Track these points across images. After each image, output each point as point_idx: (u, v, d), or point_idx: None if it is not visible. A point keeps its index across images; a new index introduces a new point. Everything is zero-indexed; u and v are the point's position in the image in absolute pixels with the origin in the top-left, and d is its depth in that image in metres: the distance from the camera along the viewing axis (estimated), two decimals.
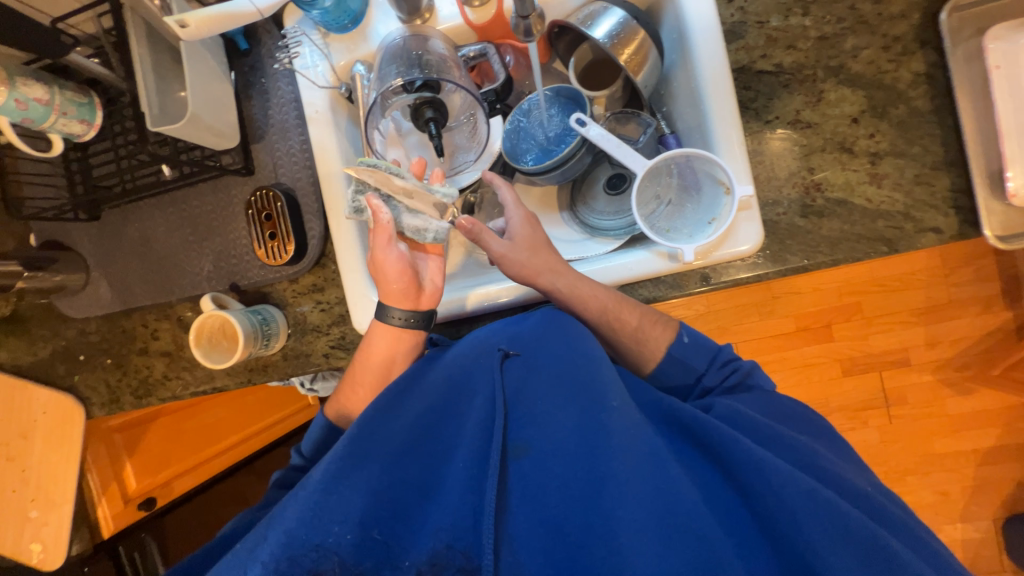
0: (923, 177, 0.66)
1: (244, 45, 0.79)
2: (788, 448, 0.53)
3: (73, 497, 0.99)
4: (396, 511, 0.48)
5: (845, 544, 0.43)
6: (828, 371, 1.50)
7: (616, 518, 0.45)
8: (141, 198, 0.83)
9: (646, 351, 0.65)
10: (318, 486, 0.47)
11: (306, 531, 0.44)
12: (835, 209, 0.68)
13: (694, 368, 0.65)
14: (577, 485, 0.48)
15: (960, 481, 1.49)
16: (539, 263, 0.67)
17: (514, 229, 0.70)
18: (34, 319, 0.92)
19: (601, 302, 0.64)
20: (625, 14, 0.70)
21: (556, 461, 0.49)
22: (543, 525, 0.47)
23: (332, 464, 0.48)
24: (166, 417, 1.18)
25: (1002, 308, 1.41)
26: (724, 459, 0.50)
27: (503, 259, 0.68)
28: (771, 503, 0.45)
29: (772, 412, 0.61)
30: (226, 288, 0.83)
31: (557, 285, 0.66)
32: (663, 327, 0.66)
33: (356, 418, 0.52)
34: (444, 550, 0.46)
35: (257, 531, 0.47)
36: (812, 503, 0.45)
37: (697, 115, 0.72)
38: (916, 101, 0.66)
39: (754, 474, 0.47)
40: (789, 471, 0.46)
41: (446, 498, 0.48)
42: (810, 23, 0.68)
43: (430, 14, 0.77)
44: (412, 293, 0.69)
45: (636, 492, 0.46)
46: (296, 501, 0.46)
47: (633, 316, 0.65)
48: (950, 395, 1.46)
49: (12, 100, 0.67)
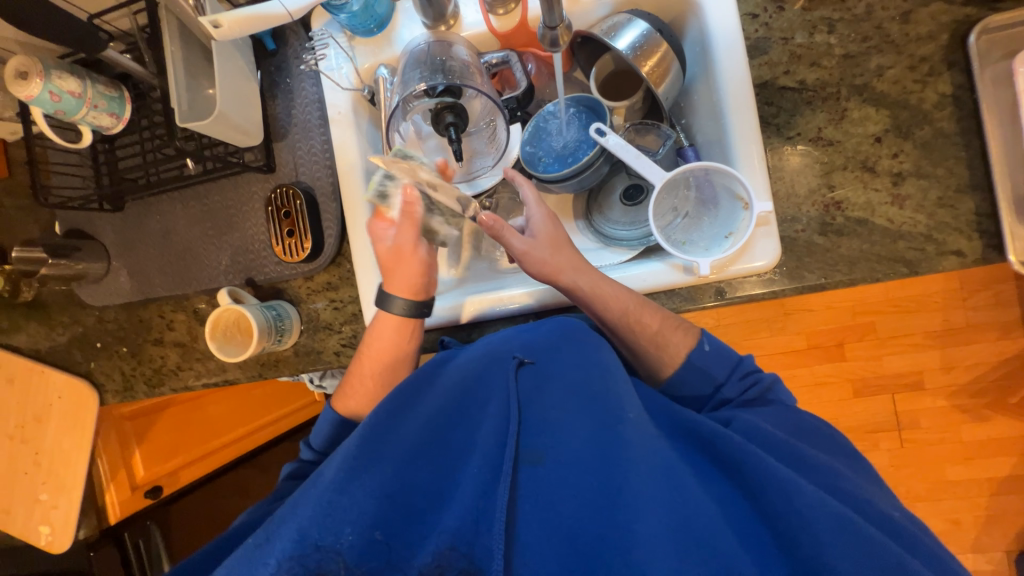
0: (947, 200, 0.65)
1: (271, 46, 0.81)
2: (803, 465, 0.52)
3: (83, 482, 1.00)
4: (406, 514, 0.48)
5: (869, 569, 0.42)
6: (839, 391, 1.47)
7: (631, 529, 0.44)
8: (163, 191, 0.85)
9: (662, 355, 0.65)
10: (330, 484, 0.47)
11: (315, 530, 0.44)
12: (855, 228, 0.67)
13: (713, 377, 0.64)
14: (590, 494, 0.48)
15: (973, 510, 1.45)
16: (563, 261, 0.67)
17: (536, 226, 0.70)
18: (55, 305, 0.94)
19: (623, 304, 0.64)
20: (648, 26, 0.70)
21: (571, 469, 0.49)
22: (555, 533, 0.46)
23: (344, 463, 0.49)
24: (174, 408, 1.20)
25: (1021, 334, 1.38)
26: (744, 476, 0.49)
27: (525, 257, 0.68)
28: (795, 525, 0.44)
29: (785, 425, 0.60)
30: (242, 283, 0.84)
31: (579, 283, 0.65)
32: (684, 333, 0.65)
33: (367, 418, 0.53)
34: (448, 552, 0.46)
35: (267, 527, 0.47)
36: (842, 528, 0.43)
37: (717, 129, 0.72)
38: (942, 123, 0.65)
39: (773, 492, 0.46)
40: (811, 491, 0.46)
41: (459, 502, 0.48)
42: (836, 41, 0.68)
43: (455, 21, 0.78)
44: (416, 282, 0.69)
45: (651, 504, 0.45)
46: (308, 498, 0.47)
47: (653, 319, 0.65)
48: (965, 421, 1.43)
49: (47, 91, 0.69)
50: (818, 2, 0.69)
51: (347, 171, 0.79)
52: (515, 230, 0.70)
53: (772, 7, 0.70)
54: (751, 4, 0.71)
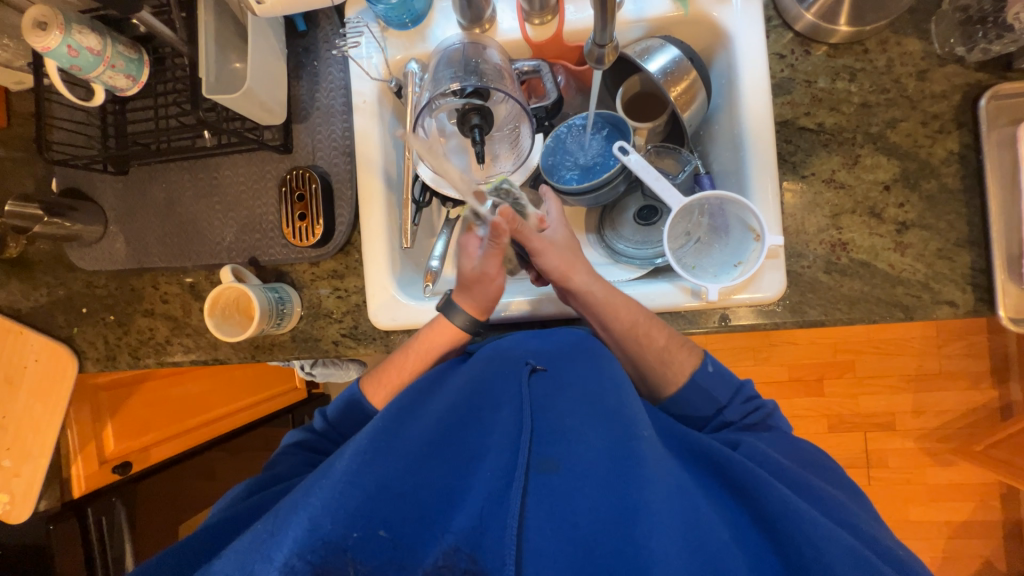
0: (946, 252, 0.68)
1: (302, 27, 0.80)
2: (812, 496, 0.53)
3: (50, 451, 0.96)
4: (417, 513, 0.48)
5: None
6: (815, 425, 1.51)
7: (646, 547, 0.45)
8: (172, 159, 0.83)
9: (667, 373, 0.66)
10: (342, 476, 0.46)
11: (329, 521, 0.44)
12: (858, 270, 0.69)
13: (716, 399, 0.65)
14: (604, 507, 0.49)
15: (930, 550, 1.50)
16: (572, 261, 0.68)
17: (554, 231, 0.72)
18: (41, 264, 0.91)
19: (633, 315, 0.65)
20: (680, 54, 0.72)
21: (585, 481, 0.50)
22: (567, 543, 0.47)
23: (357, 455, 0.48)
24: (153, 382, 1.17)
25: (988, 385, 1.44)
26: (755, 501, 0.50)
27: (540, 254, 0.68)
28: (808, 557, 0.45)
29: (783, 451, 0.61)
30: (245, 262, 0.82)
31: (591, 287, 0.66)
32: (688, 352, 0.67)
33: (382, 413, 0.54)
34: (452, 552, 0.46)
35: (275, 518, 0.46)
36: (854, 564, 0.44)
37: (736, 159, 0.74)
38: (948, 178, 0.68)
39: (786, 520, 0.47)
40: (825, 524, 0.46)
41: (471, 504, 0.49)
42: (856, 89, 0.71)
43: (490, 25, 0.78)
44: (484, 303, 0.68)
45: (666, 522, 0.46)
46: (320, 489, 0.46)
47: (661, 335, 0.66)
48: (931, 464, 1.48)
49: (65, 46, 0.67)
50: (842, 51, 0.72)
51: (366, 162, 0.79)
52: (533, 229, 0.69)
53: (799, 50, 0.73)
54: (779, 44, 0.73)
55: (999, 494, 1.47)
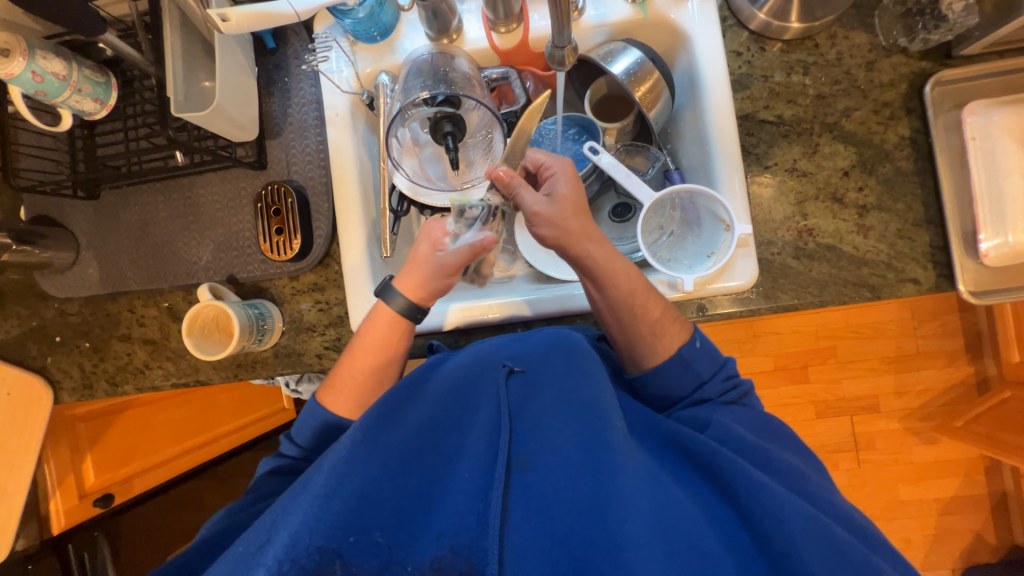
0: (905, 232, 0.71)
1: (271, 44, 0.81)
2: (773, 469, 0.55)
3: (26, 487, 0.93)
4: (400, 516, 0.49)
5: (836, 564, 0.46)
6: (803, 412, 1.54)
7: (620, 531, 0.47)
8: (145, 181, 0.82)
9: (657, 344, 0.66)
10: (320, 489, 0.47)
11: (309, 534, 0.45)
12: (825, 254, 0.72)
13: (698, 373, 0.65)
14: (580, 498, 0.50)
15: (922, 529, 1.53)
16: (576, 231, 0.67)
17: (556, 186, 0.69)
18: (12, 295, 0.89)
19: (632, 282, 0.66)
20: (642, 55, 0.75)
21: (560, 476, 0.52)
22: (545, 537, 0.49)
23: (335, 465, 0.49)
24: (133, 412, 1.12)
25: (964, 362, 1.49)
26: (723, 480, 0.52)
27: (536, 216, 0.67)
28: (768, 523, 0.47)
29: (756, 428, 0.63)
30: (223, 279, 0.82)
31: (591, 253, 0.66)
32: (678, 326, 0.67)
33: (359, 420, 0.54)
34: (447, 555, 0.48)
35: (260, 533, 0.48)
36: (811, 528, 0.47)
37: (702, 154, 0.77)
38: (902, 162, 0.72)
39: (750, 495, 0.49)
40: (784, 494, 0.48)
41: (450, 507, 0.50)
42: (810, 82, 0.74)
43: (458, 36, 0.80)
44: (425, 289, 0.70)
45: (638, 507, 0.48)
46: (298, 505, 0.47)
47: (656, 306, 0.66)
48: (916, 443, 1.52)
49: (29, 71, 0.67)
50: (795, 46, 0.75)
51: (341, 174, 0.79)
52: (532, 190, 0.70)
53: (754, 47, 0.76)
54: (735, 42, 0.77)
55: (982, 467, 1.51)
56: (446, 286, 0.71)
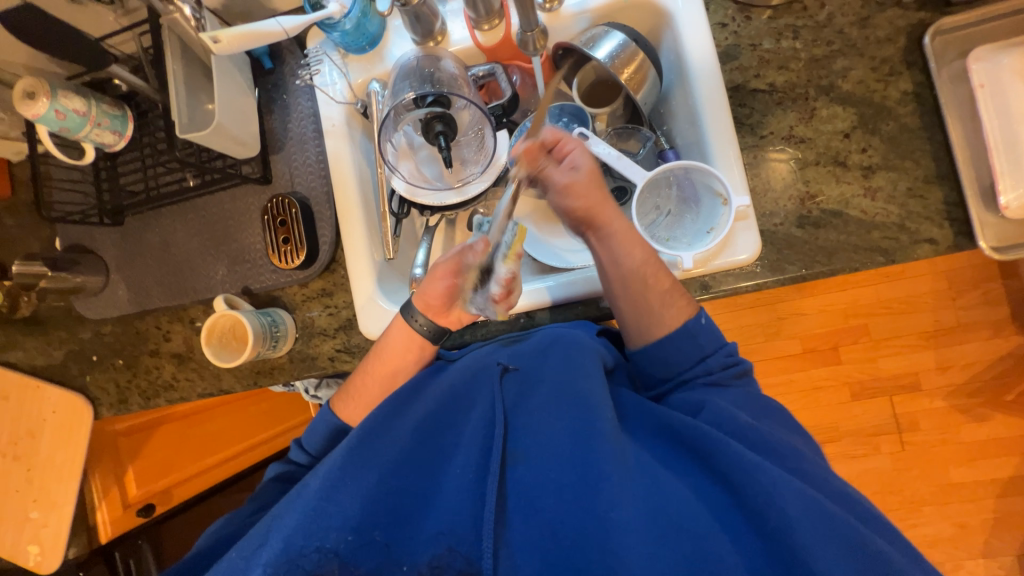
0: (916, 190, 0.68)
1: (268, 65, 0.85)
2: (767, 450, 0.55)
3: (75, 498, 0.99)
4: (397, 515, 0.53)
5: (828, 532, 0.46)
6: (836, 394, 1.47)
7: (609, 519, 0.49)
8: (163, 204, 0.87)
9: (663, 316, 0.65)
10: (318, 492, 0.52)
11: (303, 539, 0.49)
12: (831, 220, 0.69)
13: (700, 346, 0.64)
14: (569, 492, 0.52)
15: (980, 513, 1.43)
16: (598, 203, 0.70)
17: (578, 159, 0.72)
18: (52, 320, 0.95)
19: (647, 253, 0.67)
20: (625, 37, 0.74)
21: (550, 469, 0.54)
22: (537, 532, 0.51)
23: (331, 472, 0.54)
24: (169, 426, 1.18)
25: (1012, 332, 1.40)
26: (711, 462, 0.53)
27: (568, 187, 0.71)
28: (763, 503, 0.48)
29: (750, 407, 0.62)
30: (238, 291, 0.85)
31: (613, 224, 0.68)
32: (684, 303, 0.66)
33: (358, 427, 0.58)
34: (446, 552, 0.51)
35: (256, 536, 0.52)
36: (804, 506, 0.47)
37: (695, 132, 0.75)
38: (906, 118, 0.69)
39: (742, 474, 0.50)
40: (774, 471, 0.49)
41: (444, 506, 0.54)
42: (801, 46, 0.72)
43: (442, 38, 0.82)
44: (445, 307, 0.71)
45: (626, 497, 0.50)
46: (293, 509, 0.52)
47: (664, 280, 0.66)
48: (965, 422, 1.43)
49: (53, 110, 0.72)
50: (782, 11, 0.73)
51: (341, 182, 0.82)
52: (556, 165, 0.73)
53: (739, 17, 0.75)
54: (720, 14, 0.75)
55: None
56: (443, 288, 0.69)
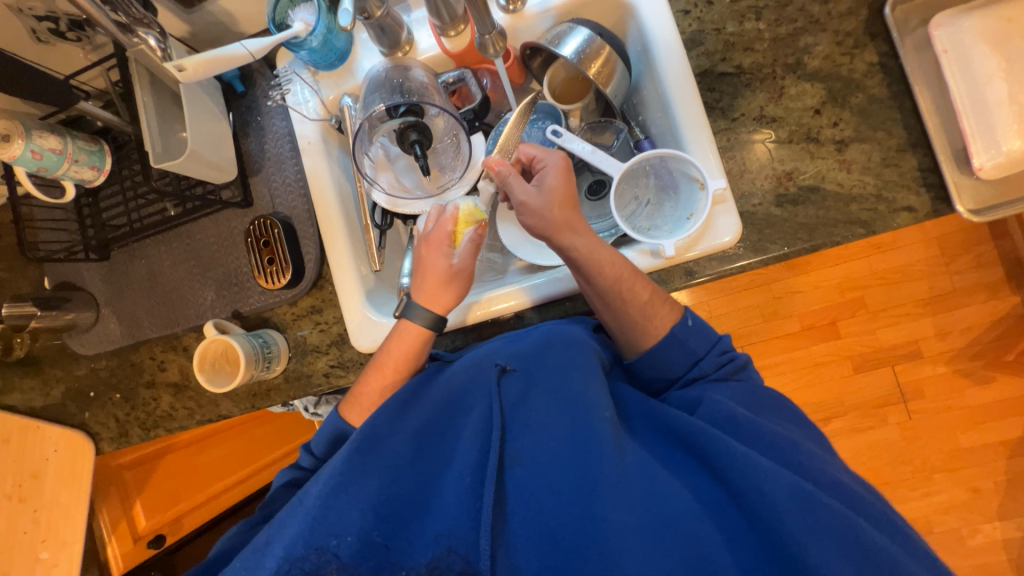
0: (890, 159, 0.68)
1: (240, 88, 0.86)
2: (766, 446, 0.55)
3: (82, 536, 1.00)
4: (396, 520, 0.53)
5: (822, 531, 0.46)
6: (838, 369, 1.47)
7: (606, 519, 0.49)
8: (148, 235, 0.88)
9: (648, 326, 0.66)
10: (316, 500, 0.52)
11: (303, 542, 0.50)
12: (809, 197, 0.69)
13: (692, 349, 0.65)
14: (569, 492, 0.52)
15: (992, 475, 1.42)
16: (560, 222, 0.67)
17: (548, 178, 0.70)
18: (47, 359, 0.95)
19: (618, 270, 0.65)
20: (590, 32, 0.74)
21: (549, 468, 0.54)
22: (536, 532, 0.52)
23: (331, 478, 0.53)
24: (174, 454, 1.20)
25: (1008, 293, 1.40)
26: (710, 459, 0.53)
27: (524, 206, 0.68)
28: (759, 502, 0.48)
29: (752, 402, 0.62)
30: (228, 315, 0.86)
31: (577, 246, 0.65)
32: (670, 307, 0.67)
33: (359, 427, 0.58)
34: (446, 554, 0.52)
35: (254, 552, 0.52)
36: (801, 500, 0.47)
37: (668, 120, 0.76)
38: (874, 89, 0.69)
39: (738, 471, 0.51)
40: (770, 465, 0.50)
41: (442, 510, 0.54)
42: (764, 26, 0.73)
43: (410, 47, 0.83)
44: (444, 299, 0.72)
45: (624, 495, 0.51)
46: (296, 515, 0.52)
47: (644, 290, 0.66)
48: (968, 385, 1.43)
49: (28, 151, 0.73)
50: None
51: (321, 199, 0.82)
52: (524, 180, 0.72)
53: (701, 2, 0.75)
54: (682, 1, 0.76)
55: None
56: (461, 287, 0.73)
